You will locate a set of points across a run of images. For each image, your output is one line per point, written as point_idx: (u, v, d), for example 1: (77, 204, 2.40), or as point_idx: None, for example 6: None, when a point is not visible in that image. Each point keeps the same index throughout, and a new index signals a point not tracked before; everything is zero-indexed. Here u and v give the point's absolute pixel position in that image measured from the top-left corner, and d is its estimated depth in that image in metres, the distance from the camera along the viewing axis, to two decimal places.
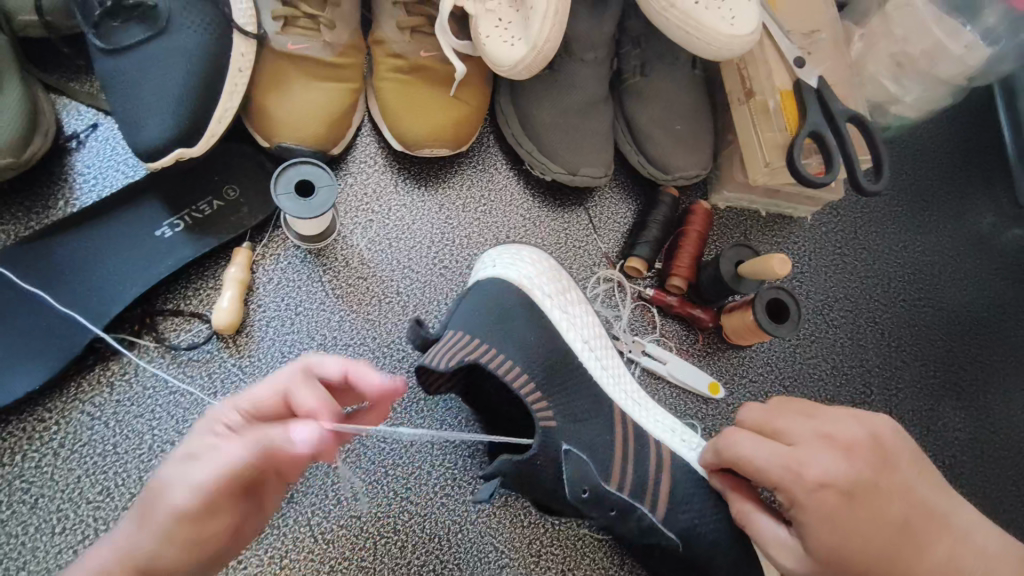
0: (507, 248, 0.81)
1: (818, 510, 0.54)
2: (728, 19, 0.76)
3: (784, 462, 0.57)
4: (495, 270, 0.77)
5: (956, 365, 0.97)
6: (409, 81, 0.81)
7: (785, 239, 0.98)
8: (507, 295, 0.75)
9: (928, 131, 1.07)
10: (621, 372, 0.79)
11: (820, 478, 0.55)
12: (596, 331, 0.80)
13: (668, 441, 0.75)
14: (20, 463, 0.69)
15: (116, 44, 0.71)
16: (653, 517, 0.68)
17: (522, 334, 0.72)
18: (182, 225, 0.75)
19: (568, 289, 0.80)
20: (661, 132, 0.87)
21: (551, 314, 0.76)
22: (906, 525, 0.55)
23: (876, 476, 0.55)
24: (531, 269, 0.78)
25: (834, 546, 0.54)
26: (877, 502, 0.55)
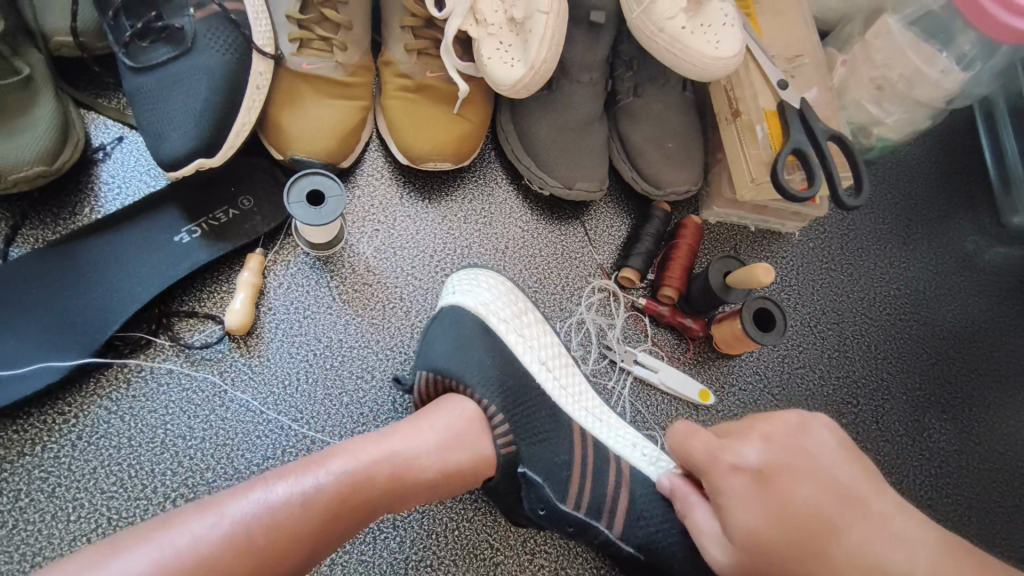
0: (467, 273, 0.84)
1: (730, 489, 0.58)
2: (713, 43, 0.82)
3: (706, 450, 0.62)
4: (456, 297, 0.81)
5: (941, 378, 1.00)
6: (415, 99, 0.87)
7: (773, 254, 1.02)
8: (462, 320, 0.78)
9: (911, 153, 1.12)
10: (582, 392, 0.82)
11: (733, 461, 0.59)
12: (552, 350, 0.83)
13: (625, 455, 0.78)
14: (40, 454, 0.73)
15: (145, 63, 0.77)
16: (609, 533, 0.70)
17: (480, 354, 0.75)
18: (198, 232, 0.80)
19: (524, 312, 0.83)
20: (652, 150, 0.92)
21: (507, 339, 0.79)
22: (821, 512, 0.54)
23: (791, 460, 0.58)
24: (489, 295, 0.81)
25: (749, 526, 0.56)
26: (788, 484, 0.56)
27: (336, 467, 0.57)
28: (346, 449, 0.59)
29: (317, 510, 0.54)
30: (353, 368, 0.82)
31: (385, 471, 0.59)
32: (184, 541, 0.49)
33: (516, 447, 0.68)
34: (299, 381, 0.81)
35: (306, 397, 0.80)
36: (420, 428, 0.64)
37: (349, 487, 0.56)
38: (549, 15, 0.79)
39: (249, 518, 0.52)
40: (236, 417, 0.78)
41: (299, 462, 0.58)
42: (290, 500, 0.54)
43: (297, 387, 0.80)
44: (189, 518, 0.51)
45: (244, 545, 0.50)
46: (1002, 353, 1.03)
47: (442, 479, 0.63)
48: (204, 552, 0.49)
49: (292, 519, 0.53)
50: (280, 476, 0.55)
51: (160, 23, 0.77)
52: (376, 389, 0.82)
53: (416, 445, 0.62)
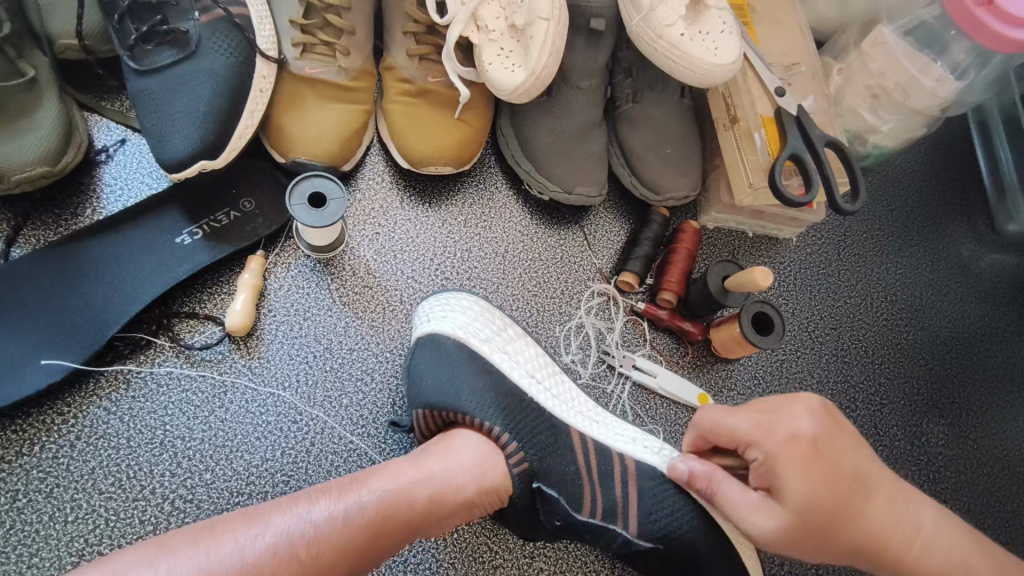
0: (441, 297, 0.83)
1: (790, 463, 0.59)
2: (712, 50, 0.83)
3: (754, 425, 0.63)
4: (432, 325, 0.79)
5: (938, 384, 1.01)
6: (416, 104, 0.87)
7: (770, 258, 1.03)
8: (443, 346, 0.77)
9: (907, 160, 1.13)
10: (575, 397, 0.82)
11: (790, 432, 0.61)
12: (540, 360, 0.82)
13: (629, 451, 0.77)
14: (38, 453, 0.73)
15: (149, 66, 0.77)
16: (626, 533, 0.70)
17: (466, 376, 0.74)
18: (200, 234, 0.80)
19: (504, 327, 0.83)
20: (651, 155, 0.93)
21: (492, 358, 0.78)
22: (859, 480, 0.60)
23: (833, 433, 0.61)
24: (464, 318, 0.80)
25: (803, 494, 0.58)
26: (834, 454, 0.60)
27: (377, 488, 0.59)
28: (387, 471, 0.61)
29: (358, 530, 0.56)
30: (353, 370, 0.82)
31: (423, 494, 0.61)
32: (231, 554, 0.51)
33: (530, 463, 0.69)
34: (300, 382, 0.81)
35: (306, 398, 0.80)
36: (455, 449, 0.66)
37: (389, 509, 0.58)
38: (549, 23, 0.80)
39: (294, 534, 0.53)
40: (236, 419, 0.78)
41: (340, 480, 0.59)
42: (332, 519, 0.55)
43: (296, 389, 0.80)
44: (236, 529, 0.53)
45: (286, 561, 0.52)
46: (1000, 358, 1.03)
47: (473, 501, 0.64)
48: (248, 565, 0.51)
49: (333, 537, 0.54)
50: (324, 493, 0.57)
51: (165, 27, 0.77)
52: (375, 391, 0.82)
53: (451, 469, 0.63)
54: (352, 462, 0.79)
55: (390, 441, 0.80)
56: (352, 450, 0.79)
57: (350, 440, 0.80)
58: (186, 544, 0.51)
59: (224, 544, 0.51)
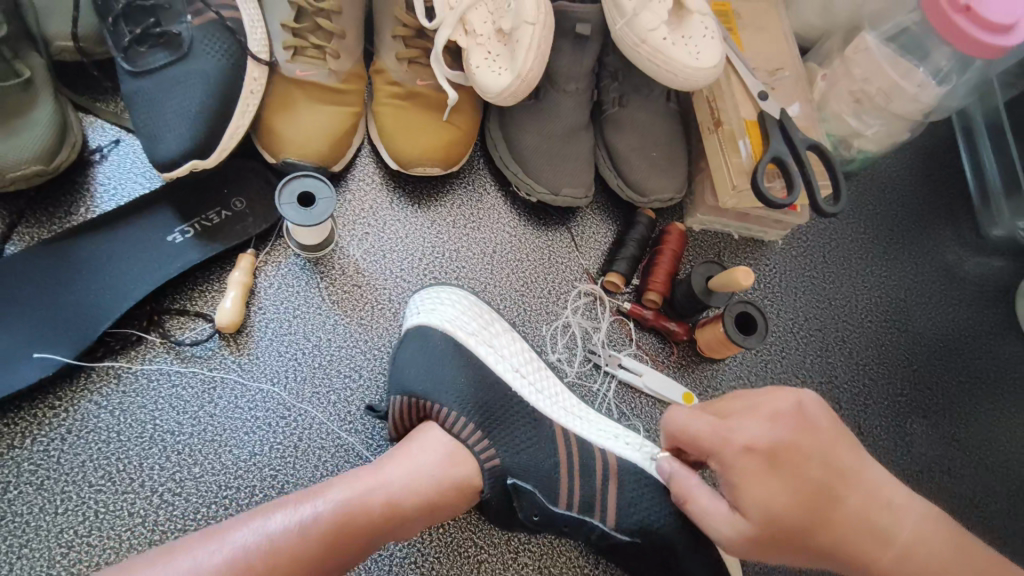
0: (432, 290, 0.85)
1: (745, 472, 0.60)
2: (694, 55, 0.85)
3: (715, 432, 0.63)
4: (420, 318, 0.81)
5: (922, 385, 1.02)
6: (406, 106, 0.89)
7: (756, 260, 1.04)
8: (431, 337, 0.79)
9: (892, 165, 1.14)
10: (558, 393, 0.83)
11: (745, 440, 0.60)
12: (525, 356, 0.84)
13: (612, 447, 0.79)
14: (29, 446, 0.74)
15: (142, 67, 0.79)
16: (603, 526, 0.72)
17: (449, 369, 0.76)
18: (191, 232, 0.81)
19: (491, 322, 0.84)
20: (637, 158, 0.94)
21: (478, 350, 0.79)
22: (822, 486, 0.58)
23: (796, 438, 0.60)
24: (452, 311, 0.82)
25: (760, 506, 0.58)
26: (795, 460, 0.59)
27: (333, 498, 0.59)
28: (344, 480, 0.62)
29: (315, 539, 0.56)
30: (341, 367, 0.84)
31: (381, 500, 0.61)
32: (187, 569, 0.52)
33: (501, 459, 0.70)
34: (288, 379, 0.82)
35: (294, 394, 0.81)
36: (415, 453, 0.67)
37: (346, 517, 0.58)
38: (535, 27, 0.82)
39: (249, 547, 0.54)
40: (225, 414, 0.79)
41: (296, 493, 0.60)
42: (288, 530, 0.56)
43: (284, 384, 0.81)
44: (191, 547, 0.53)
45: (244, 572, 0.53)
46: (984, 360, 1.04)
47: (437, 504, 0.65)
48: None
49: (291, 547, 0.55)
50: (280, 506, 0.58)
51: (158, 30, 0.79)
52: (363, 388, 0.83)
53: (410, 473, 0.64)
54: (339, 457, 0.80)
55: (378, 436, 0.82)
56: (340, 446, 0.80)
57: (337, 436, 0.81)
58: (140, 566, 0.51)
59: (180, 560, 0.52)
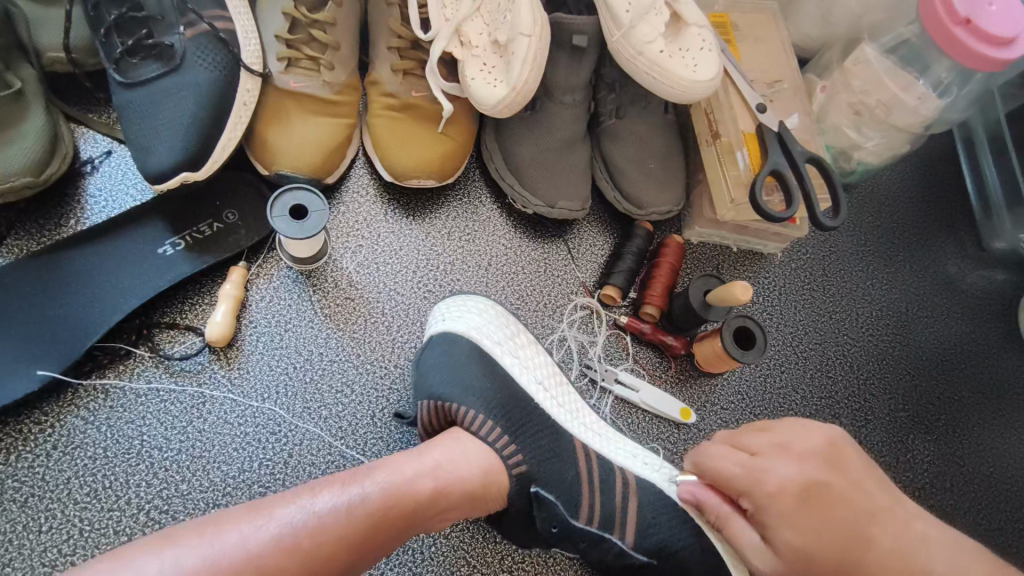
0: (456, 298, 0.84)
1: (781, 510, 0.59)
2: (690, 67, 0.84)
3: (745, 471, 0.62)
4: (447, 324, 0.81)
5: (924, 400, 1.00)
6: (401, 118, 0.88)
7: (754, 274, 1.03)
8: (455, 345, 0.78)
9: (893, 177, 1.13)
10: (578, 407, 0.82)
11: (777, 482, 0.59)
12: (549, 369, 0.83)
13: (630, 467, 0.77)
14: (14, 463, 0.72)
15: (134, 78, 0.78)
16: (622, 543, 0.70)
17: (475, 378, 0.74)
18: (182, 244, 0.81)
19: (517, 334, 0.84)
20: (634, 170, 0.93)
21: (504, 361, 0.78)
22: (856, 523, 0.58)
23: (829, 476, 0.60)
24: (480, 319, 0.82)
25: (804, 548, 0.57)
26: (828, 498, 0.58)
27: (380, 480, 0.58)
28: (389, 464, 0.60)
29: (363, 519, 0.55)
30: (332, 382, 0.82)
31: (427, 485, 0.60)
32: (234, 545, 0.50)
33: (527, 467, 0.68)
34: (279, 393, 0.81)
35: (286, 409, 0.80)
36: (462, 442, 0.67)
37: (393, 501, 0.57)
38: (531, 39, 0.81)
39: (296, 526, 0.52)
40: (213, 430, 0.78)
41: (342, 474, 0.58)
42: (337, 510, 0.54)
43: (275, 400, 0.80)
44: (237, 520, 0.52)
45: (291, 553, 0.51)
46: (988, 375, 1.03)
47: (478, 497, 0.65)
48: (251, 556, 0.50)
49: (338, 528, 0.53)
50: (329, 484, 0.56)
51: (150, 41, 0.79)
52: (355, 403, 0.82)
53: (454, 464, 0.63)
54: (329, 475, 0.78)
55: (369, 452, 0.80)
56: (330, 462, 0.79)
57: (327, 452, 0.79)
58: (185, 539, 0.50)
59: (227, 535, 0.50)
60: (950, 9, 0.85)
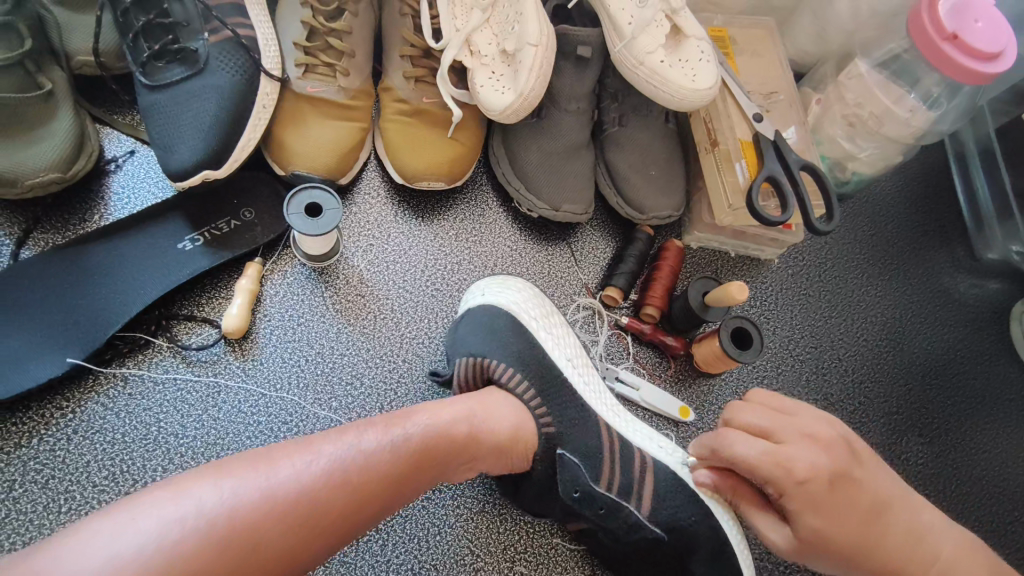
0: (497, 278, 0.88)
1: (807, 500, 0.61)
2: (690, 76, 0.88)
3: (774, 460, 0.62)
4: (487, 298, 0.85)
5: (918, 404, 1.03)
6: (412, 123, 0.92)
7: (752, 279, 1.06)
8: (499, 317, 0.82)
9: (888, 188, 1.17)
10: (604, 390, 0.84)
11: (809, 473, 0.60)
12: (577, 350, 0.86)
13: (647, 450, 0.80)
14: (35, 446, 0.75)
15: (159, 81, 0.82)
16: (639, 514, 0.73)
17: (510, 343, 0.80)
18: (201, 240, 0.84)
19: (552, 315, 0.87)
20: (636, 175, 0.97)
21: (539, 334, 0.83)
22: (872, 509, 0.62)
23: (849, 467, 0.63)
24: (518, 295, 0.85)
25: (822, 532, 0.61)
26: (850, 489, 0.62)
27: (418, 425, 0.62)
28: (424, 410, 0.64)
29: (404, 457, 0.59)
30: (343, 374, 0.85)
31: (462, 431, 0.65)
32: (288, 475, 0.53)
33: (555, 427, 0.75)
34: (291, 384, 0.83)
35: (297, 399, 0.83)
36: (493, 400, 0.71)
37: (430, 443, 0.61)
38: (538, 48, 0.85)
39: (344, 461, 0.55)
40: (228, 418, 0.80)
41: (381, 417, 0.61)
42: (381, 448, 0.58)
43: (287, 390, 0.83)
44: (292, 454, 0.54)
45: (340, 484, 0.54)
46: (981, 381, 1.06)
47: (505, 449, 0.69)
48: (305, 487, 0.52)
49: (382, 465, 0.57)
50: (372, 428, 0.59)
51: (176, 46, 0.82)
52: (364, 395, 0.85)
53: (481, 415, 0.68)
54: None
55: None
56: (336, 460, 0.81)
57: None
58: (243, 468, 0.52)
59: (280, 467, 0.53)
60: (937, 24, 0.89)
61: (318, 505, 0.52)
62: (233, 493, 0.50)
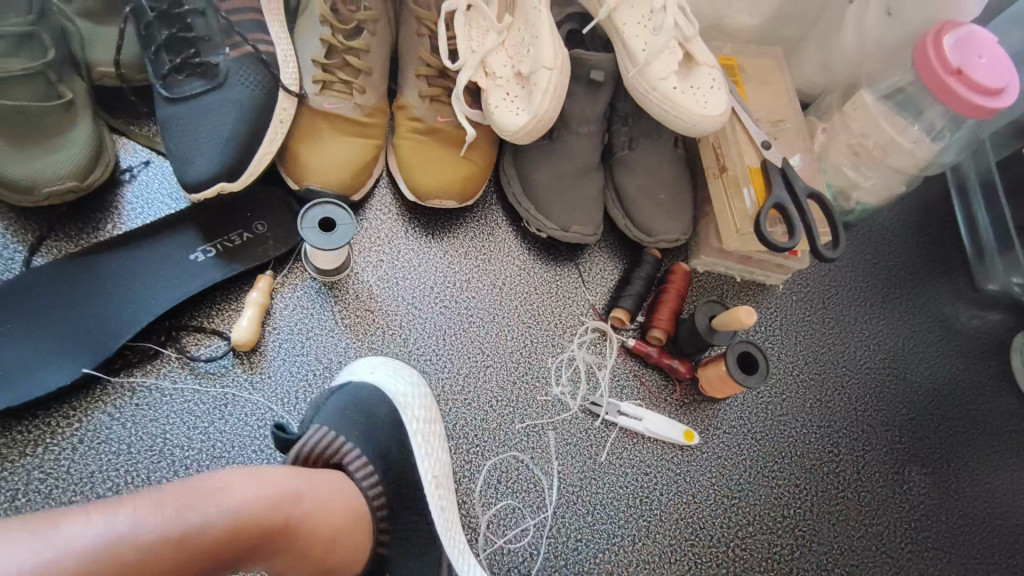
0: (391, 362, 0.84)
1: None
2: (701, 103, 0.89)
3: None
4: (376, 379, 0.80)
5: (920, 432, 1.03)
6: (426, 141, 0.93)
7: (758, 304, 1.07)
8: (380, 410, 0.77)
9: (890, 216, 1.18)
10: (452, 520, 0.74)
11: None
12: (444, 471, 0.78)
13: (453, 556, 0.71)
14: (41, 454, 0.75)
15: (178, 94, 0.83)
16: None
17: (380, 442, 0.75)
18: (213, 252, 0.84)
19: (434, 420, 0.82)
20: (644, 199, 0.98)
21: (410, 437, 0.77)
22: None
23: None
24: (401, 385, 0.81)
25: None
26: None
27: (217, 507, 0.55)
28: (241, 486, 0.58)
29: (193, 545, 0.53)
30: None
31: (277, 518, 0.59)
32: (32, 557, 0.46)
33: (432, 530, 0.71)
34: (298, 398, 0.83)
35: (304, 415, 0.83)
36: (321, 480, 0.65)
37: (235, 529, 0.56)
38: (553, 72, 0.86)
39: (103, 543, 0.49)
40: (234, 431, 0.80)
41: (185, 490, 0.55)
42: (160, 530, 0.51)
43: (293, 405, 0.83)
44: (87, 512, 0.50)
45: (70, 573, 0.47)
46: (982, 412, 1.06)
47: (318, 550, 0.62)
48: (43, 574, 0.46)
49: (161, 551, 0.51)
50: (180, 502, 0.54)
51: (197, 60, 0.83)
52: None
53: (306, 496, 0.62)
54: None
55: None
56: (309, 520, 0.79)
57: None
58: (21, 538, 0.47)
59: (12, 546, 0.46)
60: (942, 61, 0.91)
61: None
62: None
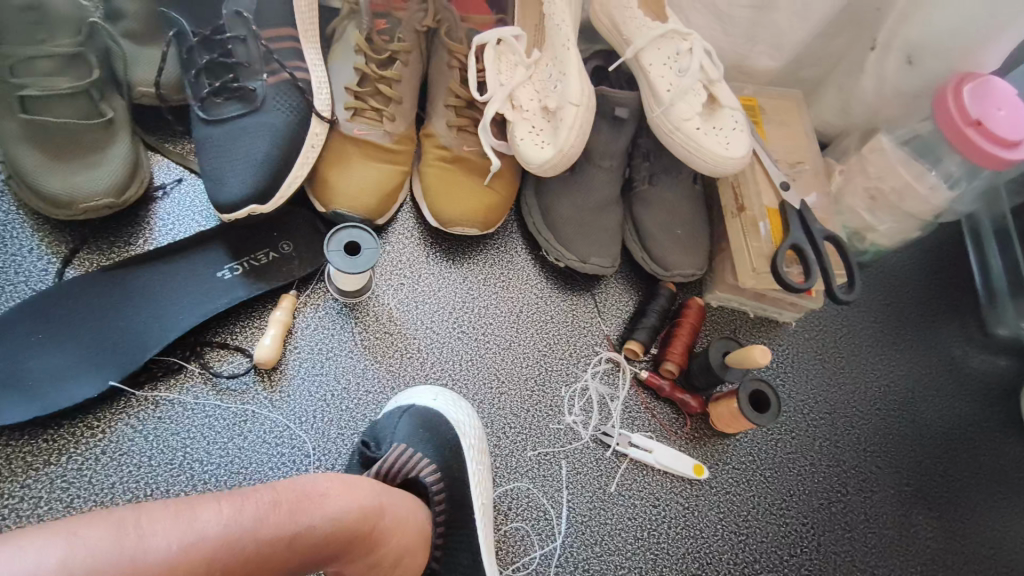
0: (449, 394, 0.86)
1: None
2: (723, 144, 0.91)
3: None
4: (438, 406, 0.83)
5: (928, 476, 1.03)
6: (451, 169, 0.95)
7: (770, 341, 1.08)
8: (437, 436, 0.80)
9: (903, 258, 1.19)
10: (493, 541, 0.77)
11: None
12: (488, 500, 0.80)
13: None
14: (64, 463, 0.76)
15: (216, 116, 0.86)
16: None
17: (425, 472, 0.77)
18: (240, 270, 0.86)
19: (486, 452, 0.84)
20: (662, 234, 0.99)
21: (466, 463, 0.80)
22: None
23: None
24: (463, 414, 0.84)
25: None
26: None
27: (316, 514, 0.60)
28: (339, 497, 0.63)
29: (292, 547, 0.57)
30: (367, 412, 0.86)
31: (364, 531, 0.63)
32: (163, 545, 0.51)
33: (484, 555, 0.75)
34: (316, 418, 0.85)
35: (320, 434, 0.84)
36: (401, 502, 0.70)
37: (330, 538, 0.60)
38: (578, 108, 0.88)
39: (225, 538, 0.53)
40: (252, 447, 0.82)
41: (293, 494, 0.60)
42: (269, 532, 0.56)
43: (311, 424, 0.84)
44: (213, 504, 0.55)
45: (200, 561, 0.52)
46: (991, 458, 1.06)
47: (387, 563, 0.66)
48: (176, 561, 0.50)
49: (266, 550, 0.56)
50: (288, 504, 0.59)
51: (235, 84, 0.86)
52: None
53: (388, 515, 0.66)
54: None
55: None
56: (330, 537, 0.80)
57: None
58: (159, 519, 0.52)
59: (151, 536, 0.51)
60: (962, 109, 0.92)
61: (222, 565, 0.53)
62: (125, 544, 0.49)
